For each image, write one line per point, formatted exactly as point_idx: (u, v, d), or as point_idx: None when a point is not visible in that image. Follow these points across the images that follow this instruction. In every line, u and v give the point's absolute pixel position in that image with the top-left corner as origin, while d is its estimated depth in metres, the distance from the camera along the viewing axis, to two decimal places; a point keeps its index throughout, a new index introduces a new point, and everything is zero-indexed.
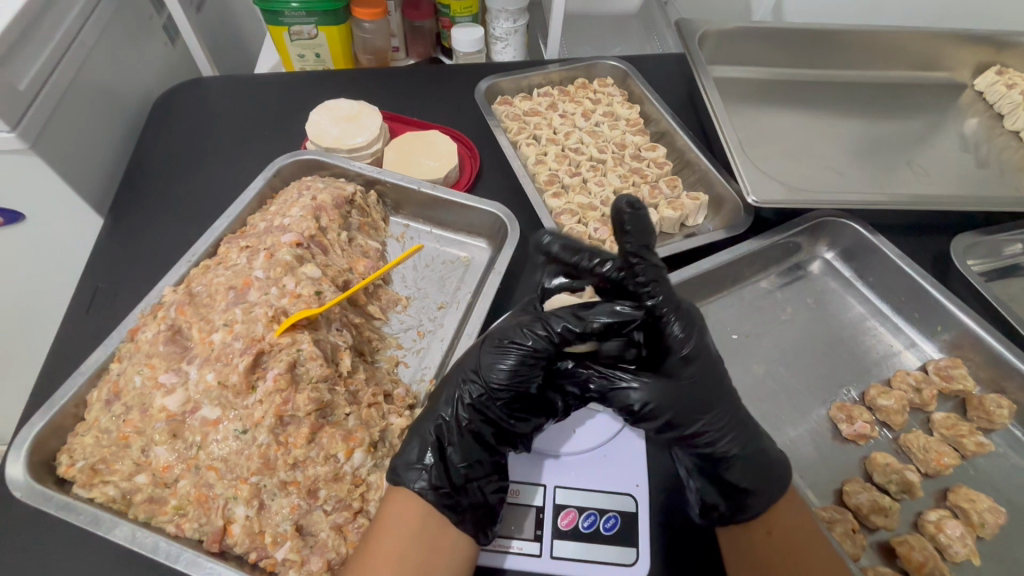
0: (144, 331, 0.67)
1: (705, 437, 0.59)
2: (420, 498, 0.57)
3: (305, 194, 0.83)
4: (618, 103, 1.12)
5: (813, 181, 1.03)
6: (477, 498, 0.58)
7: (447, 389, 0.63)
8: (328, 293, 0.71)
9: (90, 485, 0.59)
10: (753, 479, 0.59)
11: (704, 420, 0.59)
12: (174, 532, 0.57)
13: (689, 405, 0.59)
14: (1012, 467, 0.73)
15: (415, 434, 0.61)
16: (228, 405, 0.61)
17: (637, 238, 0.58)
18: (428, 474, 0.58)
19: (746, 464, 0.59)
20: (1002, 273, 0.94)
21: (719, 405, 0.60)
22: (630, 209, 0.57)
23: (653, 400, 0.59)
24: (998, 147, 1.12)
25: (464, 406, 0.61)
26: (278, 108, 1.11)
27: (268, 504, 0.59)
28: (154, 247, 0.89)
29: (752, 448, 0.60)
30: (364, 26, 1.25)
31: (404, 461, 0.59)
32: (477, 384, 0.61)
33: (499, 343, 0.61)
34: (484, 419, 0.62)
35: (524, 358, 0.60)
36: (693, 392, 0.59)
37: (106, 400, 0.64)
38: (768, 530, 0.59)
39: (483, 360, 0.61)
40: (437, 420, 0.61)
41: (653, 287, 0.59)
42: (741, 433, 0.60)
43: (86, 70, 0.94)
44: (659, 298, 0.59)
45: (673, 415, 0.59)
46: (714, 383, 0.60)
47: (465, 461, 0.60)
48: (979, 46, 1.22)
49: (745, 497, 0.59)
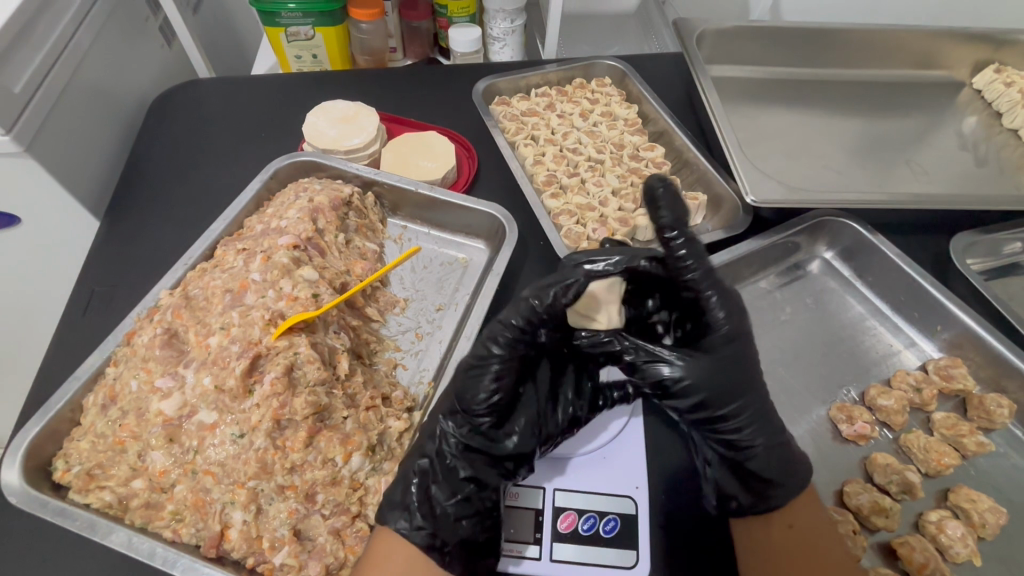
0: (140, 335, 0.67)
1: (733, 421, 0.61)
2: (404, 539, 0.56)
3: (302, 196, 0.83)
4: (616, 102, 1.11)
5: (812, 181, 1.03)
6: (465, 534, 0.57)
7: (431, 426, 0.63)
8: (326, 296, 0.71)
9: (87, 490, 0.59)
10: (777, 471, 0.60)
11: (735, 403, 0.60)
12: (171, 537, 0.57)
13: (723, 388, 0.60)
14: (1013, 466, 0.73)
15: (401, 475, 0.60)
16: (225, 408, 0.60)
17: (673, 215, 0.60)
18: (410, 514, 0.57)
19: (770, 454, 0.61)
20: (1001, 272, 0.94)
21: (751, 391, 0.61)
22: (660, 185, 0.60)
23: (690, 376, 0.60)
24: (997, 145, 1.12)
25: (448, 441, 0.61)
26: (275, 109, 1.11)
27: (266, 508, 0.59)
28: (150, 250, 0.89)
29: (778, 441, 0.61)
30: (361, 27, 1.25)
31: (388, 502, 0.59)
32: (457, 416, 0.61)
33: (472, 366, 0.61)
34: (470, 452, 0.61)
35: (500, 373, 0.60)
36: (728, 376, 0.60)
37: (103, 405, 0.63)
38: (788, 523, 0.60)
39: (459, 388, 0.61)
40: (420, 459, 0.61)
41: (690, 262, 0.60)
42: (769, 420, 0.62)
43: (82, 73, 0.93)
44: (697, 273, 0.60)
45: (708, 395, 0.60)
46: (745, 372, 0.61)
47: (451, 498, 0.59)
48: (977, 44, 1.22)
49: (766, 488, 0.60)
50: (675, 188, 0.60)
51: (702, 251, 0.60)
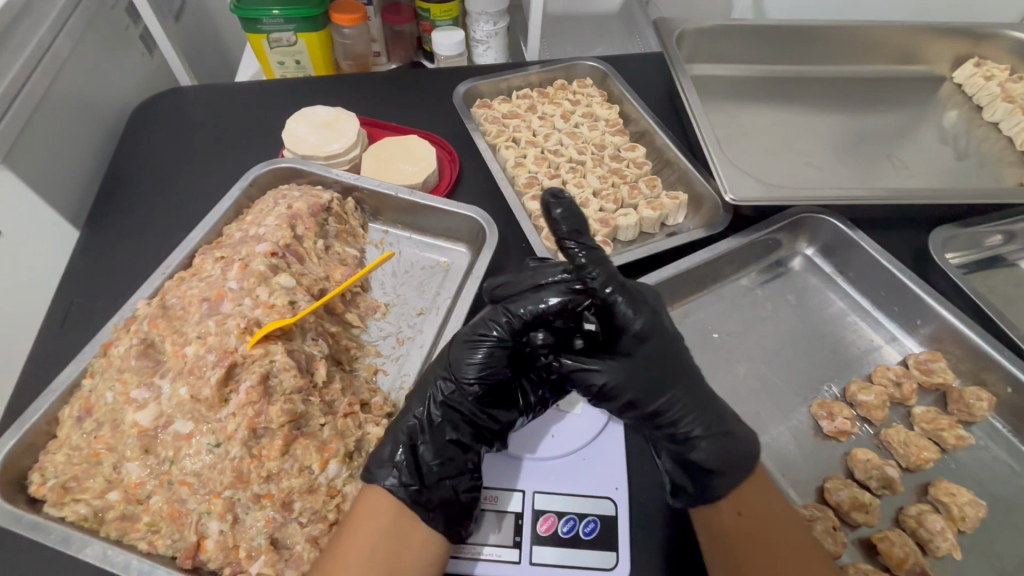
0: (116, 346, 0.67)
1: (667, 416, 0.60)
2: (391, 494, 0.57)
3: (281, 203, 0.83)
4: (598, 103, 1.12)
5: (793, 177, 1.03)
6: (449, 495, 0.58)
7: (423, 387, 0.63)
8: (303, 302, 0.71)
9: (61, 504, 0.58)
10: (719, 461, 0.58)
11: (666, 397, 0.59)
12: (146, 549, 0.56)
13: (648, 384, 0.60)
14: (993, 459, 0.73)
15: (389, 435, 0.61)
16: (201, 418, 0.60)
17: (570, 225, 0.61)
18: (398, 472, 0.58)
19: (710, 444, 0.58)
20: (982, 265, 0.94)
21: (677, 385, 0.60)
22: (555, 199, 0.63)
23: (614, 378, 0.59)
24: (978, 139, 1.13)
25: (437, 404, 0.62)
26: (256, 116, 1.11)
27: (242, 518, 0.58)
28: (130, 259, 0.89)
29: (719, 428, 0.59)
30: (343, 32, 1.25)
31: (376, 460, 0.59)
32: (450, 382, 0.62)
33: (469, 338, 0.62)
34: (458, 417, 0.62)
35: (494, 349, 0.61)
36: (650, 371, 0.60)
37: (78, 417, 0.63)
38: (737, 511, 0.58)
39: (454, 356, 0.62)
40: (409, 420, 0.61)
41: (591, 268, 0.60)
42: (702, 410, 0.60)
43: (60, 83, 0.93)
44: (598, 278, 0.60)
45: (634, 395, 0.60)
46: (671, 362, 0.60)
47: (437, 458, 0.59)
48: (957, 39, 1.22)
49: (711, 479, 0.58)
50: (571, 199, 0.63)
51: (603, 257, 0.61)
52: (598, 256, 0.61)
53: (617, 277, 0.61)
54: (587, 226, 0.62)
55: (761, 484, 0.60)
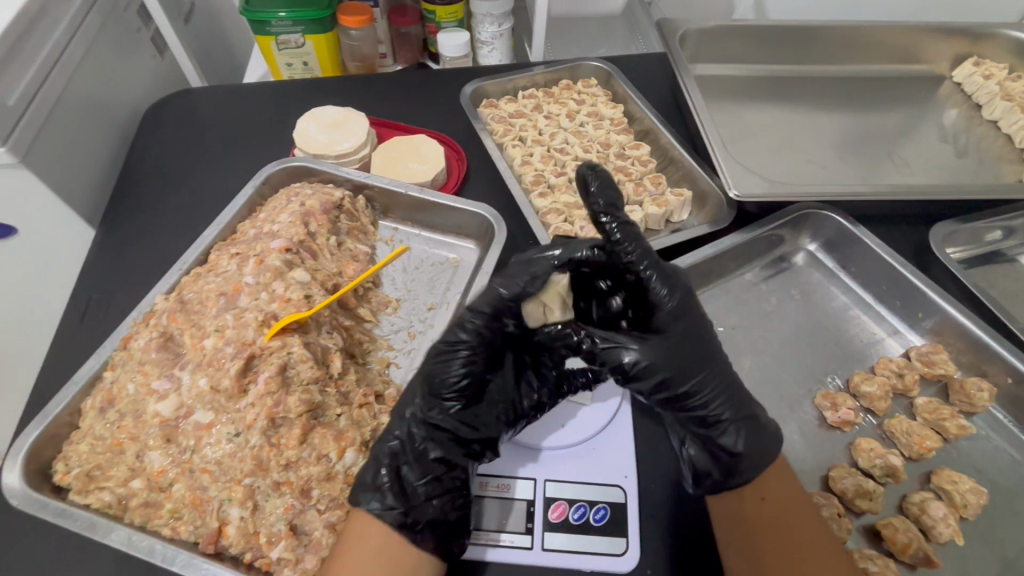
0: (136, 339, 0.68)
1: (698, 396, 0.60)
2: (377, 519, 0.56)
3: (294, 201, 0.85)
4: (603, 103, 1.13)
5: (795, 175, 1.05)
6: (436, 513, 0.58)
7: (401, 409, 0.64)
8: (318, 297, 0.72)
9: (86, 491, 0.60)
10: (748, 444, 0.60)
11: (699, 378, 0.60)
12: (170, 535, 0.58)
13: (682, 365, 0.59)
14: (994, 448, 0.74)
15: (371, 459, 0.61)
16: (221, 408, 0.62)
17: (607, 200, 0.62)
18: (382, 495, 0.58)
19: (738, 428, 0.60)
20: (983, 260, 0.96)
21: (708, 367, 0.60)
22: (591, 171, 0.63)
23: (649, 358, 0.59)
24: (977, 137, 1.14)
25: (418, 423, 0.62)
26: (266, 116, 1.12)
27: (262, 505, 0.60)
28: (145, 256, 0.90)
29: (745, 411, 0.61)
30: (351, 34, 1.27)
31: (360, 485, 0.59)
32: (427, 400, 0.62)
33: (438, 352, 0.62)
34: (440, 434, 0.62)
35: (469, 358, 0.61)
36: (684, 351, 0.60)
37: (100, 408, 0.65)
38: (761, 496, 0.60)
39: (426, 373, 0.62)
40: (389, 443, 0.61)
41: (627, 244, 0.61)
42: (731, 393, 0.61)
43: (75, 84, 0.95)
44: (635, 255, 0.61)
45: (669, 374, 0.59)
46: (700, 344, 0.61)
47: (422, 478, 0.60)
48: (956, 38, 1.24)
49: (737, 463, 0.60)
50: (605, 171, 0.64)
51: (639, 234, 0.62)
52: (632, 232, 0.62)
53: (651, 255, 0.62)
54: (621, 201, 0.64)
55: (780, 470, 0.62)
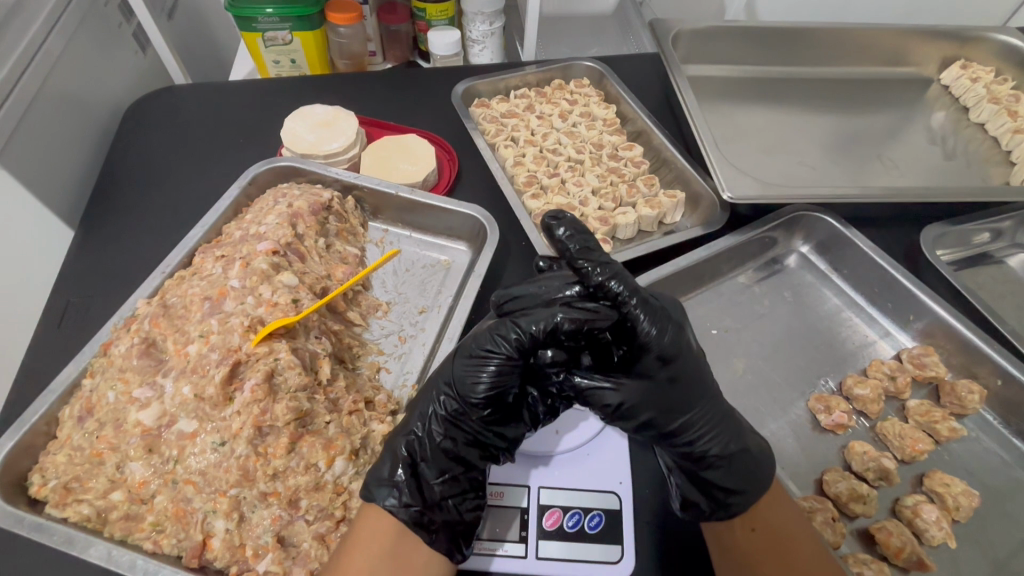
0: (116, 345, 0.66)
1: (686, 433, 0.59)
2: (391, 515, 0.55)
3: (281, 202, 0.83)
4: (595, 103, 1.13)
5: (788, 177, 1.05)
6: (452, 516, 0.57)
7: (423, 402, 0.61)
8: (306, 301, 0.70)
9: (63, 504, 0.58)
10: (737, 480, 0.59)
11: (690, 416, 0.59)
12: (151, 549, 0.56)
13: (668, 405, 0.59)
14: (985, 450, 0.75)
15: (388, 450, 0.59)
16: (205, 417, 0.60)
17: (579, 242, 0.58)
18: (399, 491, 0.56)
19: (725, 464, 0.59)
20: (971, 262, 0.96)
21: (698, 405, 0.59)
22: (555, 220, 0.61)
23: (631, 400, 0.58)
24: (965, 140, 1.15)
25: (439, 420, 0.60)
26: (252, 115, 1.10)
27: (249, 516, 0.58)
28: (127, 258, 0.88)
29: (733, 448, 0.60)
30: (339, 31, 1.24)
31: (375, 477, 0.57)
32: (452, 397, 0.60)
33: (474, 353, 0.59)
34: (460, 434, 0.60)
35: (501, 369, 0.58)
36: (671, 393, 0.59)
37: (80, 417, 0.63)
38: (751, 527, 0.60)
39: (458, 373, 0.59)
40: (409, 435, 0.60)
41: (613, 283, 0.57)
42: (719, 430, 0.60)
43: (52, 83, 0.93)
44: (621, 292, 0.56)
45: (653, 414, 0.59)
46: (695, 383, 0.59)
47: (439, 476, 0.59)
48: (944, 42, 1.25)
49: (728, 497, 0.59)
50: (573, 218, 0.61)
51: (620, 270, 0.58)
52: (616, 270, 0.58)
53: (639, 291, 0.57)
54: (597, 240, 0.60)
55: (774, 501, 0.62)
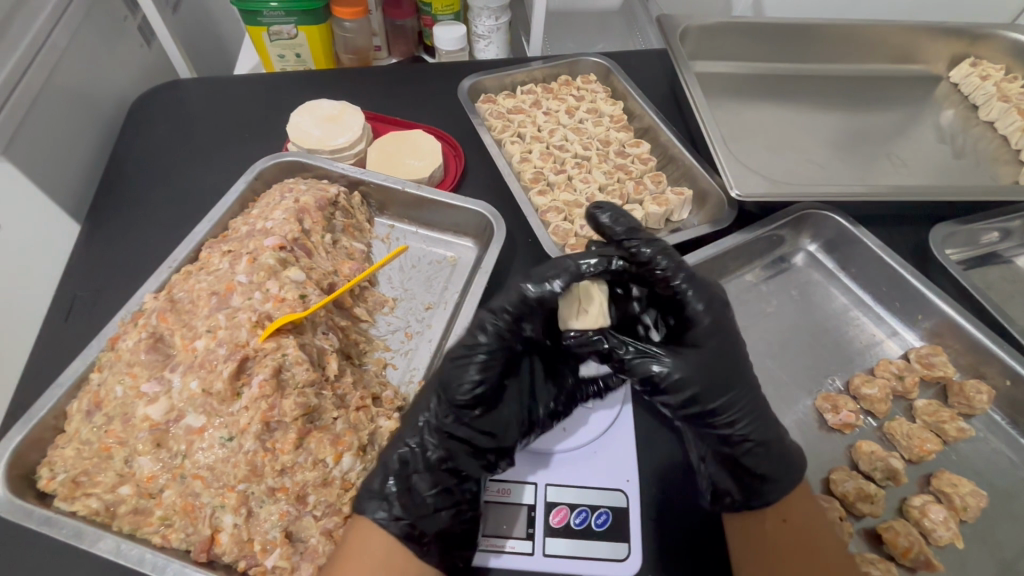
0: (124, 340, 0.66)
1: (725, 415, 0.61)
2: (382, 530, 0.55)
3: (288, 197, 0.82)
4: (602, 99, 1.12)
5: (796, 175, 1.04)
6: (444, 524, 0.57)
7: (412, 415, 0.62)
8: (313, 297, 0.70)
9: (72, 498, 0.58)
10: (773, 468, 0.60)
11: (731, 396, 0.60)
12: (160, 543, 0.56)
13: (714, 382, 0.60)
14: (992, 450, 0.74)
15: (379, 464, 0.59)
16: (213, 412, 0.60)
17: (624, 227, 0.65)
18: (389, 504, 0.57)
19: (762, 450, 0.61)
20: (979, 261, 0.96)
21: (739, 386, 0.61)
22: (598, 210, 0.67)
23: (679, 372, 0.59)
24: (974, 138, 1.15)
25: (431, 431, 0.61)
26: (258, 110, 1.09)
27: (256, 511, 0.58)
28: (133, 252, 0.88)
29: (768, 436, 0.61)
30: (345, 25, 1.23)
31: (367, 490, 0.58)
32: (441, 406, 0.61)
33: (458, 357, 0.61)
34: (452, 442, 0.61)
35: (485, 365, 0.60)
36: (717, 369, 0.60)
37: (87, 411, 0.63)
38: (783, 518, 0.60)
39: (445, 381, 0.61)
40: (400, 449, 0.60)
41: (660, 258, 0.61)
42: (758, 415, 0.61)
43: (58, 76, 0.93)
44: (669, 267, 0.61)
45: (698, 390, 0.59)
46: (735, 365, 0.61)
47: (432, 488, 0.59)
48: (954, 39, 1.24)
49: (761, 484, 0.60)
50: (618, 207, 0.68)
51: (669, 248, 0.63)
52: (663, 248, 0.63)
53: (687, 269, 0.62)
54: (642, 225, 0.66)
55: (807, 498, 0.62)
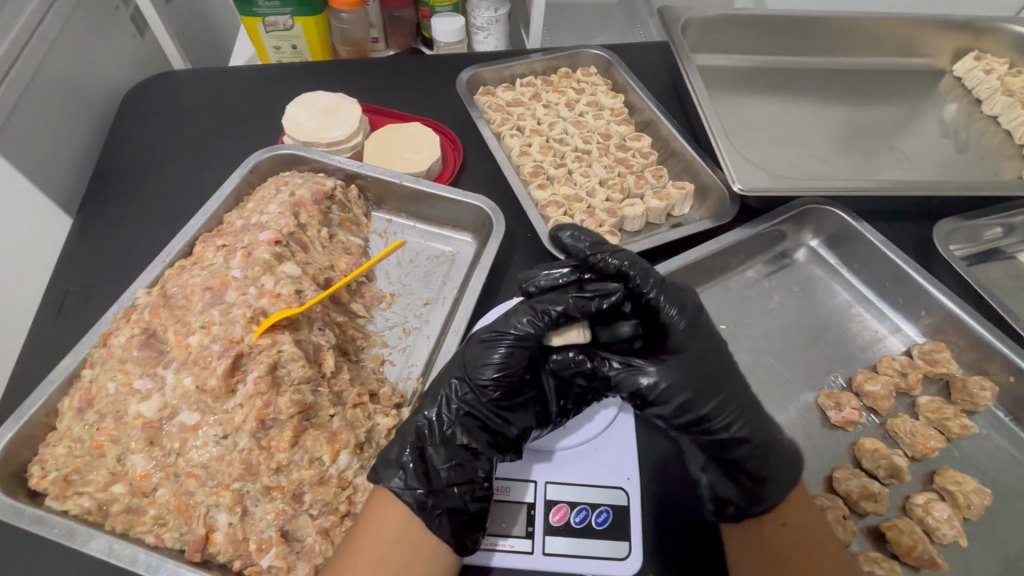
0: (116, 335, 0.65)
1: (719, 422, 0.59)
2: (397, 498, 0.55)
3: (283, 190, 0.81)
4: (602, 92, 1.10)
5: (799, 169, 1.03)
6: (456, 502, 0.55)
7: (434, 389, 0.61)
8: (309, 292, 0.69)
9: (64, 497, 0.57)
10: (772, 469, 0.58)
11: (722, 399, 0.59)
12: (153, 542, 0.55)
13: (700, 386, 0.58)
14: (995, 447, 0.74)
15: (398, 435, 0.59)
16: (207, 409, 0.59)
17: (589, 242, 0.65)
18: (404, 474, 0.56)
19: (762, 453, 0.58)
20: (982, 257, 0.95)
21: (728, 388, 0.59)
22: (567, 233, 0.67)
23: (665, 381, 0.58)
24: (977, 133, 1.13)
25: (450, 407, 0.59)
26: (253, 102, 1.08)
27: (252, 510, 0.57)
28: (125, 246, 0.86)
29: (763, 437, 0.59)
30: (341, 16, 1.21)
31: (384, 460, 0.58)
32: (462, 382, 0.59)
33: (485, 338, 0.59)
34: (471, 421, 0.59)
35: (511, 350, 0.58)
36: (701, 371, 0.59)
37: (79, 409, 0.62)
38: (782, 522, 0.58)
39: (469, 356, 0.60)
40: (418, 421, 0.59)
41: (626, 268, 0.61)
42: (752, 415, 0.59)
43: (48, 67, 0.91)
44: (638, 276, 0.61)
45: (688, 397, 0.58)
46: (720, 365, 0.60)
47: (447, 463, 0.57)
48: (958, 32, 1.22)
49: (760, 488, 0.58)
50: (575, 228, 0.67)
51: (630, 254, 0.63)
52: (629, 256, 0.62)
53: (657, 277, 0.61)
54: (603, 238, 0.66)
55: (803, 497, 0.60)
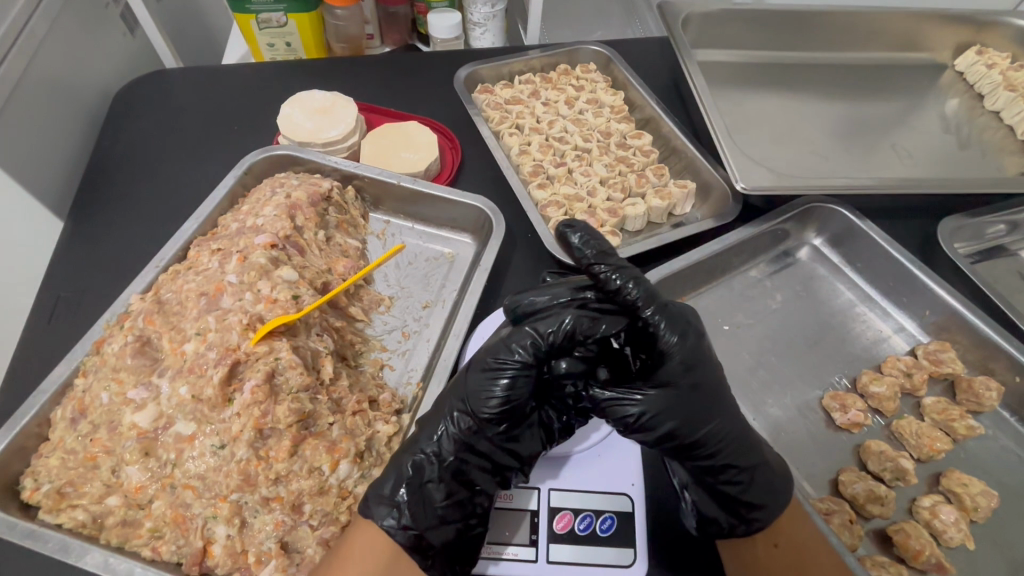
0: (109, 343, 0.63)
1: (707, 447, 0.56)
2: (389, 535, 0.54)
3: (278, 192, 0.79)
4: (602, 89, 1.09)
5: (800, 166, 1.02)
6: (450, 536, 0.56)
7: (436, 419, 0.59)
8: (307, 297, 0.68)
9: (57, 510, 0.55)
10: (761, 494, 0.57)
11: (713, 426, 0.55)
12: (150, 556, 0.54)
13: (690, 415, 0.54)
14: (1001, 448, 0.73)
15: (393, 467, 0.57)
16: (204, 419, 0.58)
17: (595, 248, 0.57)
18: (399, 512, 0.55)
19: (746, 478, 0.57)
20: (986, 255, 0.94)
21: (721, 416, 0.56)
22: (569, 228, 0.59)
23: (653, 410, 0.54)
24: (979, 128, 1.12)
25: (450, 440, 0.57)
26: (247, 101, 1.06)
27: (250, 521, 0.56)
28: (118, 250, 0.85)
29: (751, 464, 0.57)
30: (335, 12, 1.20)
31: (376, 494, 0.56)
32: (466, 415, 0.57)
33: (488, 366, 0.56)
34: (472, 455, 0.57)
35: (513, 381, 0.55)
36: (694, 401, 0.55)
37: (72, 419, 0.60)
38: (774, 543, 0.59)
39: (471, 387, 0.57)
40: (417, 454, 0.57)
41: (630, 287, 0.55)
42: (739, 440, 0.56)
43: (36, 67, 0.89)
44: (638, 298, 0.55)
45: (676, 425, 0.54)
46: (713, 390, 0.56)
47: (444, 498, 0.56)
48: (959, 26, 1.21)
49: (750, 509, 0.57)
50: (585, 224, 0.60)
51: (637, 274, 0.56)
52: (635, 274, 0.56)
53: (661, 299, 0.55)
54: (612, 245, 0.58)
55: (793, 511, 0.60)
